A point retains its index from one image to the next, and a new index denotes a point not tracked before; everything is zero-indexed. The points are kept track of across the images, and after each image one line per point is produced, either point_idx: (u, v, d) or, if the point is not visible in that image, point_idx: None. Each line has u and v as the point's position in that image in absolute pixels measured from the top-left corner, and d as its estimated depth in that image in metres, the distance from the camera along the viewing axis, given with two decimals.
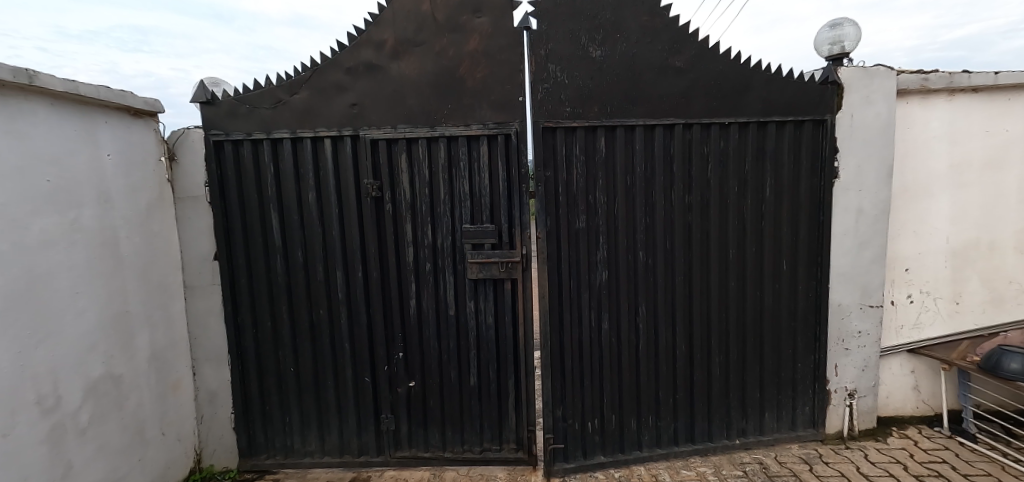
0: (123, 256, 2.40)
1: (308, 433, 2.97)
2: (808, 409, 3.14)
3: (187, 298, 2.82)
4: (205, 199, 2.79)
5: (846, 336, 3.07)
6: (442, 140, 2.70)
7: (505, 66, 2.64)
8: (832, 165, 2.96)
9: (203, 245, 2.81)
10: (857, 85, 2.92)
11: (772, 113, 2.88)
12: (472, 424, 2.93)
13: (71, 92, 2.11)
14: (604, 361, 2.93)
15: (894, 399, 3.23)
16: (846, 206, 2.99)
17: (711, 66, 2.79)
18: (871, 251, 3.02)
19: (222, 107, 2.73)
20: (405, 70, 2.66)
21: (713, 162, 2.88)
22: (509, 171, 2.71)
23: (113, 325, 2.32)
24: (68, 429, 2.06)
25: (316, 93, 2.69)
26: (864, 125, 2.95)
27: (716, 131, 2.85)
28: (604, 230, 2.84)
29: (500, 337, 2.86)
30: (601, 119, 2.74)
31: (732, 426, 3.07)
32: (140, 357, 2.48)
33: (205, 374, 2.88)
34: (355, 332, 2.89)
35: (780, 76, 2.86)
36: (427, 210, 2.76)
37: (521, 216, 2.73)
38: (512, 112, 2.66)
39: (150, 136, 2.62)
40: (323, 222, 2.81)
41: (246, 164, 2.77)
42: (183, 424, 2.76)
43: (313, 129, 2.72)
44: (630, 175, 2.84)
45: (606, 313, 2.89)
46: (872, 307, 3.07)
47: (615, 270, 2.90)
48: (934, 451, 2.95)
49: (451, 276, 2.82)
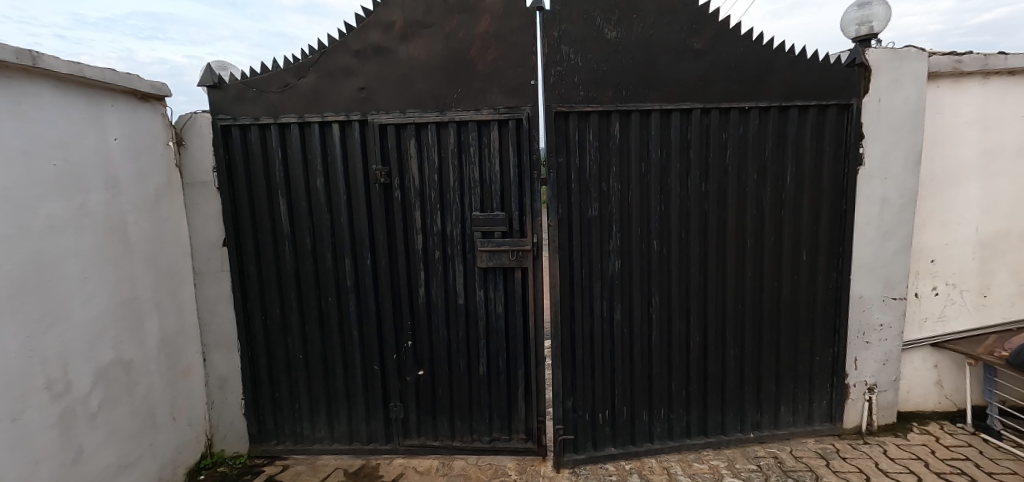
0: (131, 241, 2.39)
1: (319, 419, 2.97)
2: (826, 403, 3.05)
3: (196, 285, 2.82)
4: (212, 185, 2.76)
5: (867, 329, 2.98)
6: (451, 125, 2.64)
7: (517, 48, 2.56)
8: (856, 151, 2.84)
9: (211, 231, 2.80)
10: (884, 68, 2.79)
11: (794, 97, 2.76)
12: (481, 413, 2.91)
13: (76, 74, 2.07)
14: (614, 352, 2.87)
15: (915, 394, 3.14)
16: (870, 195, 2.88)
17: (731, 47, 2.68)
18: (896, 241, 2.92)
19: (228, 91, 2.69)
20: (413, 54, 2.59)
21: (730, 148, 2.78)
22: (520, 158, 2.64)
23: (123, 311, 2.32)
24: (78, 413, 2.05)
25: (323, 77, 2.64)
26: (891, 110, 2.83)
27: (735, 117, 2.75)
28: (617, 218, 2.77)
29: (510, 327, 2.82)
30: (615, 103, 2.66)
31: (747, 419, 3.00)
32: (150, 343, 2.47)
33: (215, 360, 2.89)
34: (363, 319, 2.87)
35: (803, 58, 2.74)
36: (436, 197, 2.71)
37: (531, 203, 2.66)
38: (524, 97, 2.59)
39: (157, 120, 2.59)
40: (331, 210, 2.78)
41: (253, 150, 2.74)
42: (194, 408, 2.77)
43: (320, 114, 2.67)
44: (645, 163, 2.76)
45: (617, 303, 2.83)
46: (895, 300, 2.97)
47: (628, 260, 2.83)
48: (956, 448, 2.85)
49: (461, 265, 2.77)
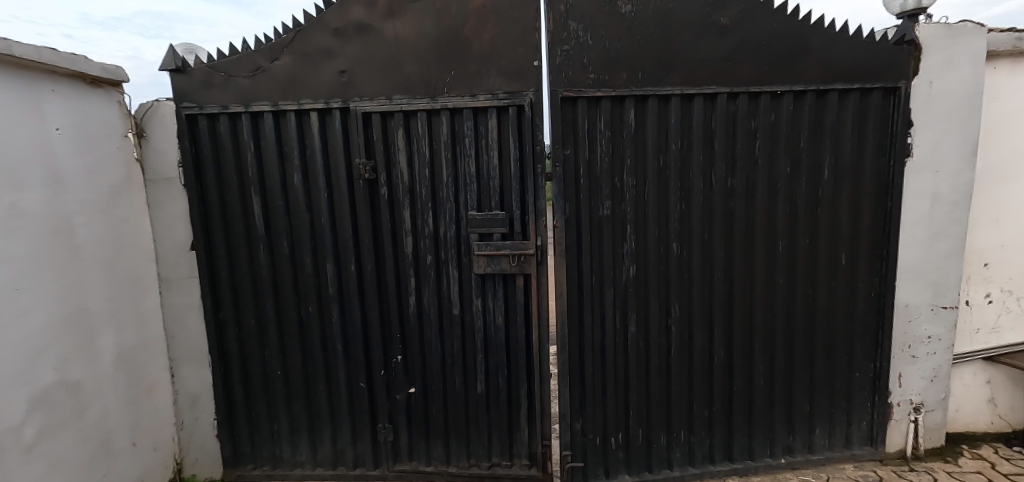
0: (79, 246, 2.09)
1: (300, 442, 2.68)
2: (866, 425, 2.71)
3: (161, 293, 2.54)
4: (178, 181, 2.48)
5: (913, 342, 2.65)
6: (444, 113, 2.33)
7: (518, 24, 2.24)
8: (904, 141, 2.50)
9: (178, 233, 2.51)
10: (937, 46, 2.45)
11: (834, 79, 2.43)
12: (479, 436, 2.61)
13: (4, 52, 1.76)
14: (628, 369, 2.56)
15: (964, 413, 2.81)
16: (918, 191, 2.54)
17: (762, 23, 2.35)
18: (946, 243, 2.58)
19: (194, 76, 2.39)
20: (399, 32, 2.28)
21: (760, 139, 2.46)
22: (521, 150, 2.33)
23: (68, 326, 2.02)
24: (9, 447, 1.75)
25: (300, 60, 2.34)
26: (944, 94, 2.48)
27: (766, 102, 2.42)
28: (631, 218, 2.46)
29: (511, 340, 2.51)
30: (630, 88, 2.34)
31: (777, 443, 2.68)
32: (103, 361, 2.18)
33: (184, 376, 2.61)
34: (347, 331, 2.58)
35: (845, 35, 2.40)
36: (427, 195, 2.41)
37: (534, 201, 2.35)
38: (526, 80, 2.27)
39: (112, 109, 2.31)
40: (311, 209, 2.48)
41: (223, 143, 2.45)
42: (160, 431, 2.50)
43: (296, 101, 2.37)
44: (664, 155, 2.44)
45: (632, 313, 2.52)
46: (944, 309, 2.63)
47: (644, 265, 2.52)
48: (1017, 476, 2.52)
49: (455, 271, 2.47)
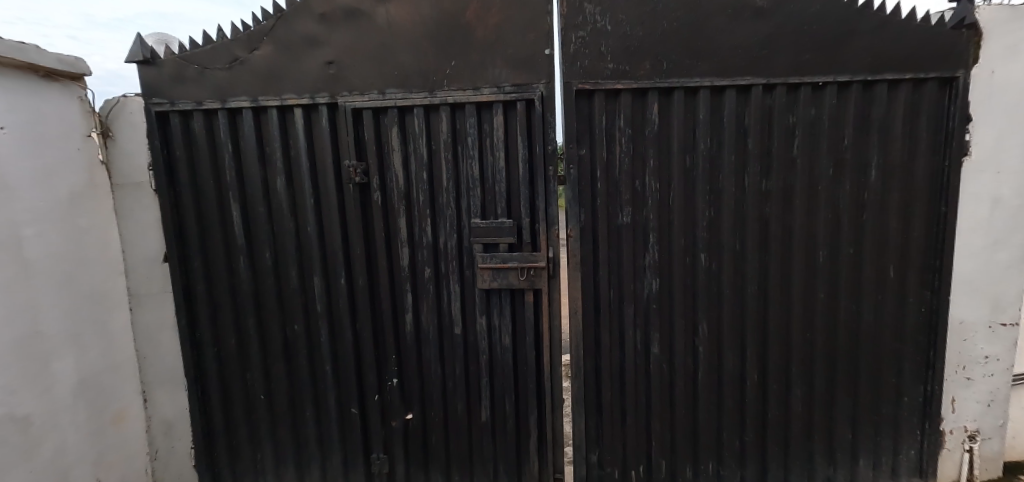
0: (30, 261, 1.84)
1: (286, 473, 2.43)
2: (915, 454, 2.43)
3: (131, 309, 2.30)
4: (148, 186, 2.23)
5: (968, 363, 2.37)
6: (443, 109, 2.07)
7: (526, 8, 1.98)
8: (961, 138, 2.21)
9: (150, 243, 2.27)
10: (1000, 31, 2.16)
11: (884, 68, 2.14)
12: (484, 468, 2.36)
13: None
14: (649, 393, 2.30)
15: (1021, 440, 2.54)
16: (975, 194, 2.27)
17: (802, 4, 2.07)
18: (1007, 253, 2.30)
19: (165, 69, 2.14)
20: (392, 17, 2.01)
21: (799, 136, 2.18)
22: (531, 150, 2.06)
23: (15, 353, 1.77)
24: None
25: (281, 49, 2.08)
26: (1007, 84, 2.20)
27: (807, 95, 2.14)
28: (654, 226, 2.19)
29: (519, 362, 2.25)
30: (654, 79, 2.07)
31: (814, 474, 2.41)
32: (59, 389, 1.93)
33: (158, 401, 2.37)
34: (338, 351, 2.32)
35: (898, 18, 2.11)
36: (424, 200, 2.15)
37: (545, 208, 2.08)
38: (536, 71, 2.01)
39: (72, 105, 2.07)
40: (296, 216, 2.23)
41: (198, 143, 2.20)
42: (130, 462, 2.26)
43: (278, 96, 2.12)
44: (690, 155, 2.17)
45: (654, 332, 2.26)
46: (1004, 326, 2.35)
47: (668, 278, 2.25)
48: None
49: (457, 286, 2.20)
